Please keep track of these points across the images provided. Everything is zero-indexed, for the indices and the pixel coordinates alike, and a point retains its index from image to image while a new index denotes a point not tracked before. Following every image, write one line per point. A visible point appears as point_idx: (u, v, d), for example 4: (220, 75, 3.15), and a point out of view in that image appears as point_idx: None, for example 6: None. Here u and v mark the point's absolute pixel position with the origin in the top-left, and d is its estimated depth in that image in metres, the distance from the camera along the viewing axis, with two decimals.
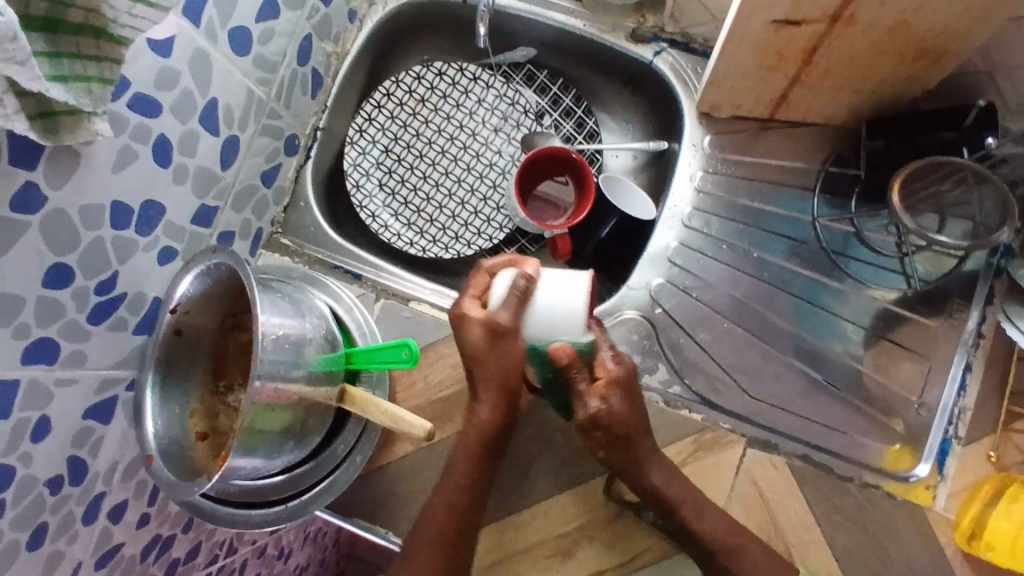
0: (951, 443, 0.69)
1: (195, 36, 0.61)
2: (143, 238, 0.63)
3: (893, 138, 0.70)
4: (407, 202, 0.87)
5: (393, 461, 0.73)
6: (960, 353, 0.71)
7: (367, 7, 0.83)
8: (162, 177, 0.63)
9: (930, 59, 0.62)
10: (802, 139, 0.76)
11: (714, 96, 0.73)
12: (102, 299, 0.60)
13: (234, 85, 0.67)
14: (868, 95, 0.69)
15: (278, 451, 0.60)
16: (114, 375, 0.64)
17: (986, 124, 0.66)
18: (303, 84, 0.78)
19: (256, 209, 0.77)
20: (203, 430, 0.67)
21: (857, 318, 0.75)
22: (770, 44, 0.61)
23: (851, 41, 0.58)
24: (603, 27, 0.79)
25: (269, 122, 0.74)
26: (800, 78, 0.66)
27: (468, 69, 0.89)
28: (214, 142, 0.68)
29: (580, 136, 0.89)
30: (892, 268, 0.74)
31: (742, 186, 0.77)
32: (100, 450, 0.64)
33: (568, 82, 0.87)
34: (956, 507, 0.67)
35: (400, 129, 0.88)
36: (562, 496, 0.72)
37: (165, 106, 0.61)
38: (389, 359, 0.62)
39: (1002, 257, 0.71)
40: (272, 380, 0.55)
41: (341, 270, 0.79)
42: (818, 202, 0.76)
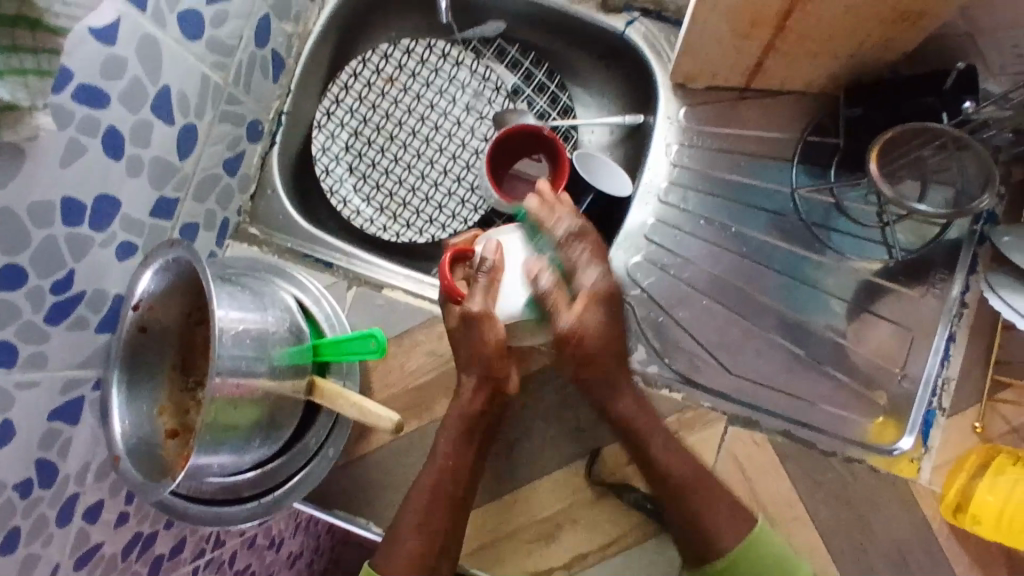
0: (935, 414, 0.69)
1: (141, 21, 0.59)
2: (100, 233, 0.61)
3: (872, 106, 0.68)
4: (379, 186, 0.85)
5: (372, 451, 0.72)
6: (944, 324, 0.70)
7: None
8: (116, 169, 0.61)
9: (909, 22, 0.59)
10: (780, 108, 0.74)
11: (687, 66, 0.71)
12: (60, 298, 0.59)
13: (187, 72, 0.65)
14: (845, 61, 0.66)
15: (247, 446, 0.59)
16: (79, 375, 0.63)
17: (966, 88, 0.64)
18: (263, 67, 0.75)
19: (221, 198, 0.75)
20: (174, 428, 0.65)
21: (840, 292, 0.73)
22: (741, 10, 0.58)
23: (826, 6, 0.56)
24: None
25: (229, 108, 0.72)
26: (774, 45, 0.63)
27: (437, 46, 0.86)
28: (170, 131, 0.65)
29: (554, 112, 0.86)
30: (873, 239, 0.72)
31: (720, 160, 0.75)
32: (69, 452, 0.63)
33: (540, 56, 0.85)
34: (941, 480, 0.67)
35: (369, 111, 0.85)
36: (543, 480, 0.71)
37: (114, 96, 0.58)
38: (359, 349, 0.60)
39: (985, 224, 0.70)
40: (233, 376, 0.53)
41: (312, 259, 0.78)
42: (797, 172, 0.73)
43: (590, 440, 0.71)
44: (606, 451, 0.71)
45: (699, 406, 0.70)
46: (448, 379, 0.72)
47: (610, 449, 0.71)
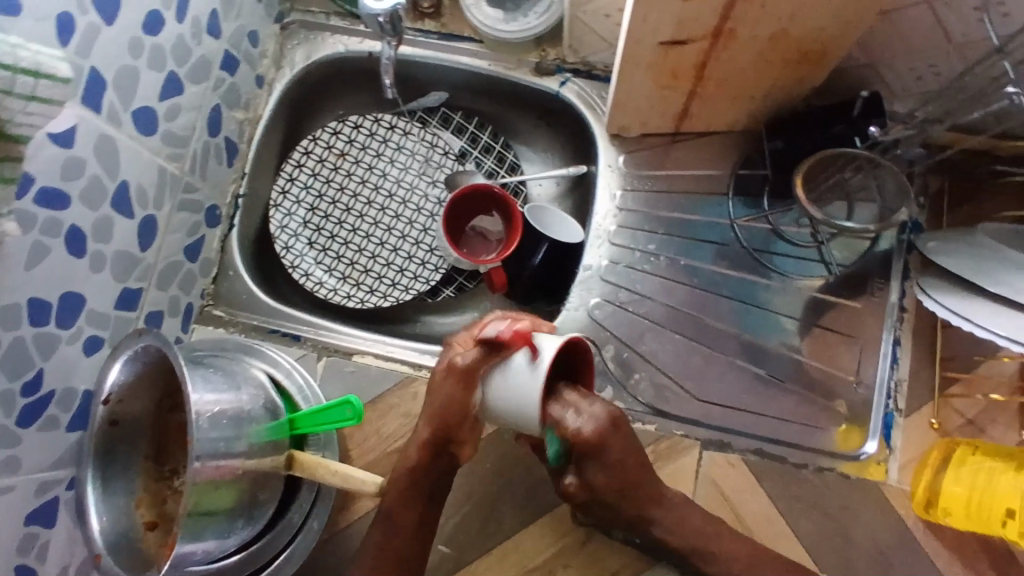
0: (894, 416, 0.73)
1: (98, 122, 0.61)
2: (66, 330, 0.62)
3: (792, 137, 0.73)
4: (339, 257, 0.87)
5: (357, 519, 0.71)
6: (888, 330, 0.74)
7: (275, 70, 0.83)
8: (79, 267, 0.62)
9: (813, 59, 0.65)
10: (712, 148, 0.79)
11: (621, 118, 0.76)
12: (30, 400, 0.59)
13: (144, 165, 0.67)
14: (762, 101, 0.72)
15: (231, 529, 0.58)
16: (51, 477, 0.62)
17: (873, 112, 0.69)
18: (217, 155, 0.77)
19: (183, 284, 0.75)
20: (152, 519, 0.65)
21: (790, 311, 0.77)
22: (664, 64, 0.64)
23: (735, 53, 0.63)
24: (508, 65, 0.82)
25: (187, 197, 0.74)
26: (696, 91, 0.69)
27: (384, 119, 0.90)
28: (130, 225, 0.66)
29: (502, 170, 0.90)
30: (811, 257, 0.77)
31: (662, 200, 0.79)
32: (46, 556, 0.62)
33: (483, 120, 0.89)
34: (909, 478, 0.71)
35: (323, 186, 0.88)
36: (533, 527, 0.72)
37: (74, 197, 0.60)
38: (333, 419, 0.61)
39: (911, 232, 0.75)
40: (213, 457, 0.54)
41: (279, 334, 0.78)
42: (734, 205, 0.78)
43: None
44: None
45: (673, 435, 0.73)
46: None
47: None
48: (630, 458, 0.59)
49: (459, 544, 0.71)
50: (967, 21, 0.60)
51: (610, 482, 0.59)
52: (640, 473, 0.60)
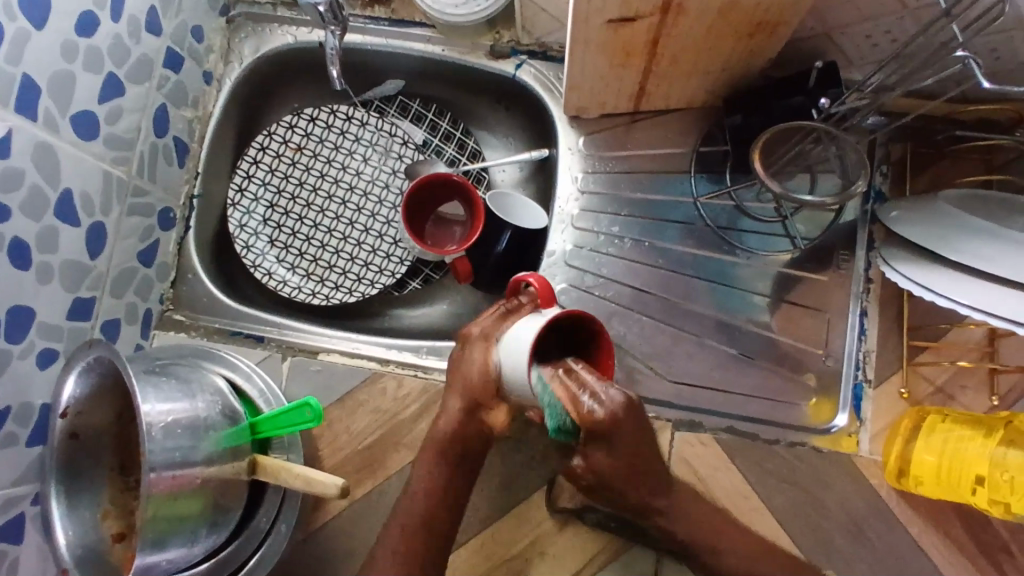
0: (863, 387, 0.73)
1: (34, 130, 0.59)
2: (16, 345, 0.60)
3: (749, 111, 0.72)
4: (302, 253, 0.85)
5: (331, 518, 0.71)
6: (854, 302, 0.74)
7: (223, 65, 0.81)
8: (25, 279, 0.60)
9: (766, 31, 0.64)
10: (672, 125, 0.78)
11: (578, 99, 0.74)
12: None
13: (87, 171, 0.65)
14: (719, 75, 0.71)
15: (196, 537, 0.57)
16: (14, 493, 0.61)
17: (828, 83, 0.68)
18: (166, 156, 0.75)
19: (140, 290, 0.74)
20: (121, 530, 0.64)
21: (756, 286, 0.76)
22: (615, 42, 0.63)
23: (686, 28, 0.61)
24: (462, 49, 0.80)
25: (136, 201, 0.72)
26: (651, 68, 0.68)
27: (340, 110, 0.88)
28: (76, 233, 0.65)
29: (464, 158, 0.88)
30: (776, 232, 0.76)
31: (623, 181, 0.78)
32: (16, 572, 0.61)
33: (442, 107, 0.87)
34: (881, 448, 0.71)
35: (282, 181, 0.86)
36: (508, 516, 0.71)
37: (15, 208, 0.58)
38: (294, 422, 0.60)
39: (874, 202, 0.75)
40: (169, 467, 0.53)
41: (242, 335, 0.77)
42: (697, 182, 0.77)
43: (545, 468, 0.72)
44: (562, 478, 0.72)
45: None
46: (398, 433, 0.73)
47: (566, 476, 0.72)
48: (640, 451, 0.49)
49: None
50: None
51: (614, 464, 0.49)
52: (648, 464, 0.51)
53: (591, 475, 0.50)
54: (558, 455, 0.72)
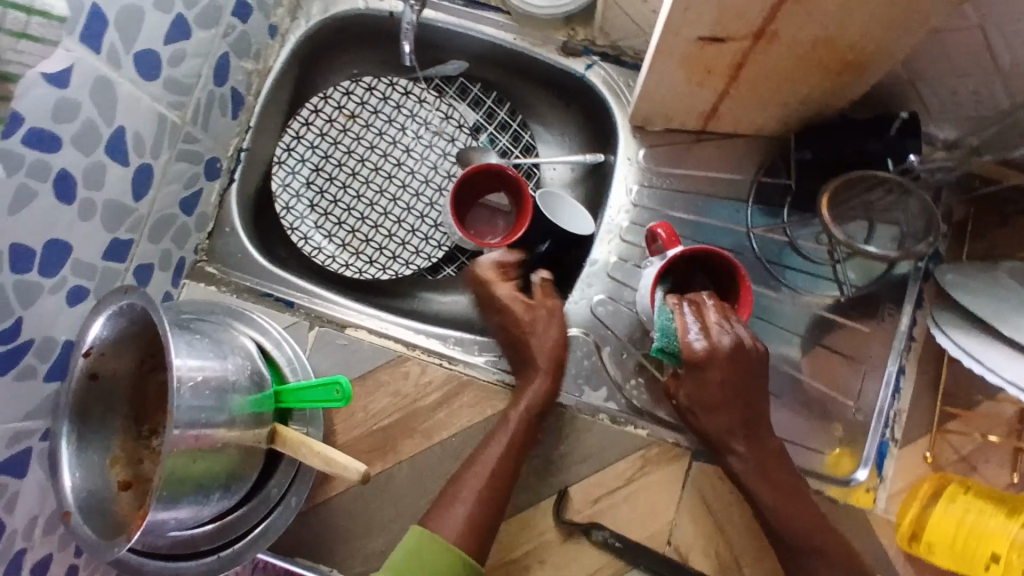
0: (889, 445, 0.71)
1: (95, 63, 0.57)
2: (49, 279, 0.59)
3: (820, 150, 0.70)
4: (341, 223, 0.84)
5: (336, 495, 0.70)
6: (893, 356, 0.72)
7: (289, 21, 0.80)
8: (66, 213, 0.59)
9: (854, 71, 0.62)
10: (736, 150, 0.76)
11: (646, 110, 0.72)
12: (6, 348, 0.57)
13: (142, 111, 0.63)
14: (796, 108, 0.69)
15: (206, 499, 0.56)
16: (25, 427, 0.61)
17: (909, 132, 0.66)
18: (221, 106, 0.74)
19: (177, 238, 0.73)
20: (126, 479, 0.63)
21: (795, 326, 0.75)
22: (697, 60, 0.61)
23: (776, 57, 0.59)
24: (534, 41, 0.78)
25: (186, 147, 0.70)
26: (729, 91, 0.66)
27: (399, 84, 0.86)
28: (124, 172, 0.63)
29: (516, 150, 0.86)
30: (825, 275, 0.75)
31: (677, 200, 0.76)
32: (16, 506, 0.61)
33: (502, 95, 0.85)
34: (896, 508, 0.70)
35: (331, 147, 0.84)
36: (513, 520, 0.71)
37: (66, 140, 0.56)
38: (321, 398, 0.59)
39: (930, 262, 0.73)
40: (194, 426, 0.52)
41: (272, 298, 0.76)
42: (752, 212, 0.76)
43: (557, 478, 0.71)
44: (574, 490, 0.71)
45: (664, 442, 0.72)
46: (414, 420, 0.72)
47: (577, 488, 0.71)
48: (742, 380, 0.63)
49: None
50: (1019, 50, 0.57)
51: (712, 392, 0.63)
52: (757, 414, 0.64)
53: (690, 399, 0.65)
54: (572, 466, 0.71)
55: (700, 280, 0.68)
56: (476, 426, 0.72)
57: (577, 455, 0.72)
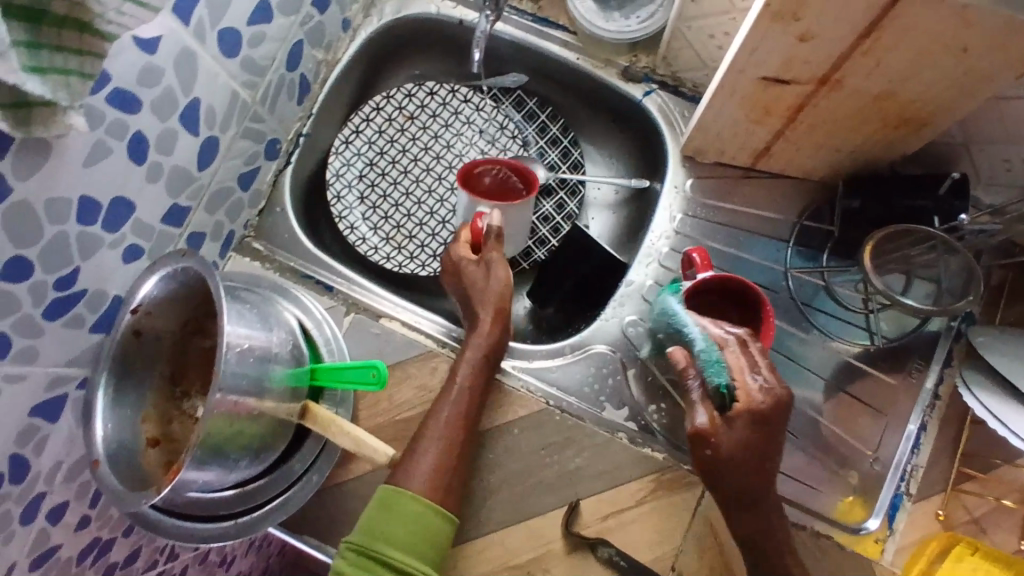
0: (902, 498, 0.72)
1: (183, 35, 0.59)
2: (110, 234, 0.61)
3: (869, 199, 0.71)
4: (387, 217, 0.86)
5: (351, 479, 0.71)
6: (916, 413, 0.73)
7: (362, 17, 0.82)
8: (135, 174, 0.60)
9: (910, 127, 0.63)
10: (782, 191, 0.77)
11: (700, 142, 0.74)
12: (61, 295, 0.58)
13: (218, 86, 0.65)
14: (848, 156, 0.70)
15: (235, 465, 0.58)
16: (65, 373, 0.62)
17: (958, 194, 0.68)
18: (289, 90, 0.76)
19: (230, 211, 0.75)
20: (155, 436, 0.65)
21: (822, 370, 0.76)
22: (758, 99, 0.63)
23: (836, 105, 0.61)
24: (596, 62, 0.80)
25: (252, 125, 0.73)
26: (784, 132, 0.67)
27: (459, 91, 0.88)
28: (193, 142, 0.65)
29: (564, 165, 0.88)
30: (856, 323, 0.76)
31: (719, 232, 0.78)
32: (44, 449, 0.62)
33: (556, 111, 0.87)
34: (903, 561, 0.70)
35: (386, 144, 0.87)
36: (522, 526, 0.71)
37: (146, 104, 0.58)
38: (354, 379, 0.61)
39: (963, 321, 0.74)
40: (233, 393, 0.53)
41: (313, 280, 0.78)
42: (792, 253, 0.77)
43: (570, 491, 0.72)
44: (585, 504, 0.72)
45: (680, 468, 0.72)
46: None
47: (589, 502, 0.72)
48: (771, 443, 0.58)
49: None
50: None
51: (740, 449, 0.57)
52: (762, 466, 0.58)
53: (726, 448, 0.57)
54: (586, 479, 0.72)
55: (733, 317, 0.69)
56: (498, 428, 0.74)
57: (593, 470, 0.72)
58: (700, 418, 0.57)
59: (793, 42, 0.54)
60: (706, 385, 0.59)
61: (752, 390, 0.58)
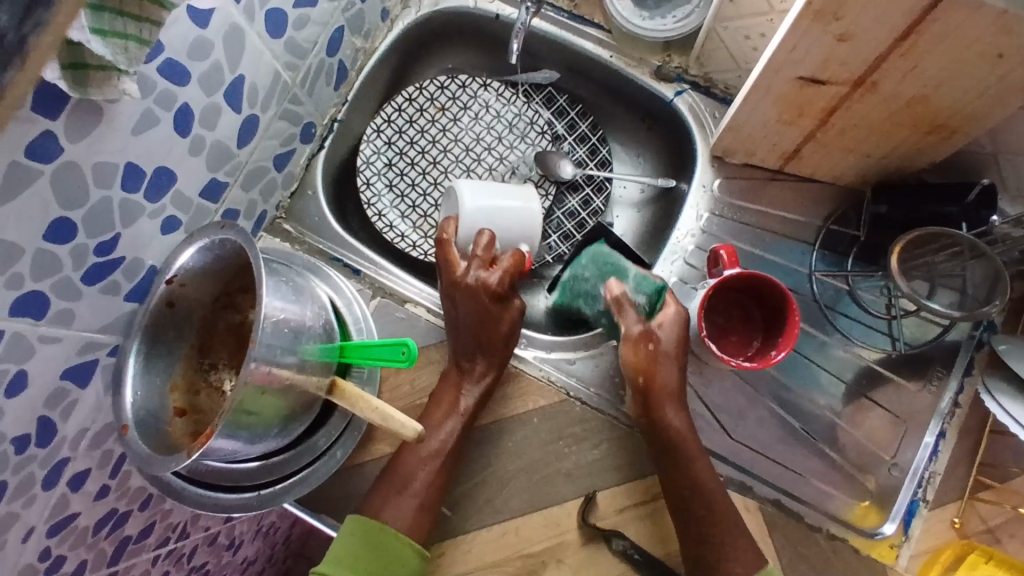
0: (919, 504, 0.72)
1: (233, 12, 0.60)
2: (151, 204, 0.62)
3: (896, 204, 0.73)
4: (415, 206, 0.87)
5: (370, 460, 0.72)
6: (935, 421, 0.74)
7: (401, 8, 0.83)
8: (179, 145, 0.62)
9: (943, 134, 0.64)
10: (809, 195, 0.78)
11: (730, 142, 0.75)
12: (100, 260, 0.59)
13: (262, 65, 0.67)
14: (877, 161, 0.71)
15: (262, 436, 0.59)
16: (97, 339, 0.62)
17: (986, 203, 0.68)
18: (327, 75, 0.78)
19: (264, 191, 0.76)
20: (182, 406, 0.66)
21: (841, 374, 0.76)
22: (792, 99, 0.64)
23: (870, 108, 0.62)
24: (629, 61, 0.81)
25: (290, 107, 0.74)
26: (815, 135, 0.68)
27: (491, 85, 0.89)
28: (235, 119, 0.67)
29: (591, 162, 0.89)
30: (880, 328, 0.76)
31: (745, 233, 0.79)
32: (71, 414, 0.61)
33: (586, 109, 0.89)
34: (918, 567, 0.71)
35: (417, 134, 0.88)
36: (538, 515, 0.71)
37: (194, 77, 0.59)
38: (384, 356, 0.61)
39: (985, 331, 0.74)
40: (267, 363, 0.54)
41: (341, 263, 0.79)
42: (816, 257, 0.78)
43: (587, 482, 0.72)
44: (601, 495, 0.72)
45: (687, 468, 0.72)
46: None
47: (606, 493, 0.72)
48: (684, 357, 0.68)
49: (462, 510, 0.72)
50: None
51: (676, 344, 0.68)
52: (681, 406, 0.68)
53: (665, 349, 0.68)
54: (604, 472, 0.72)
55: (755, 311, 0.70)
56: (518, 417, 0.74)
57: (611, 462, 0.73)
58: (632, 326, 0.69)
59: (833, 42, 0.54)
60: (641, 301, 0.72)
61: (671, 310, 0.68)
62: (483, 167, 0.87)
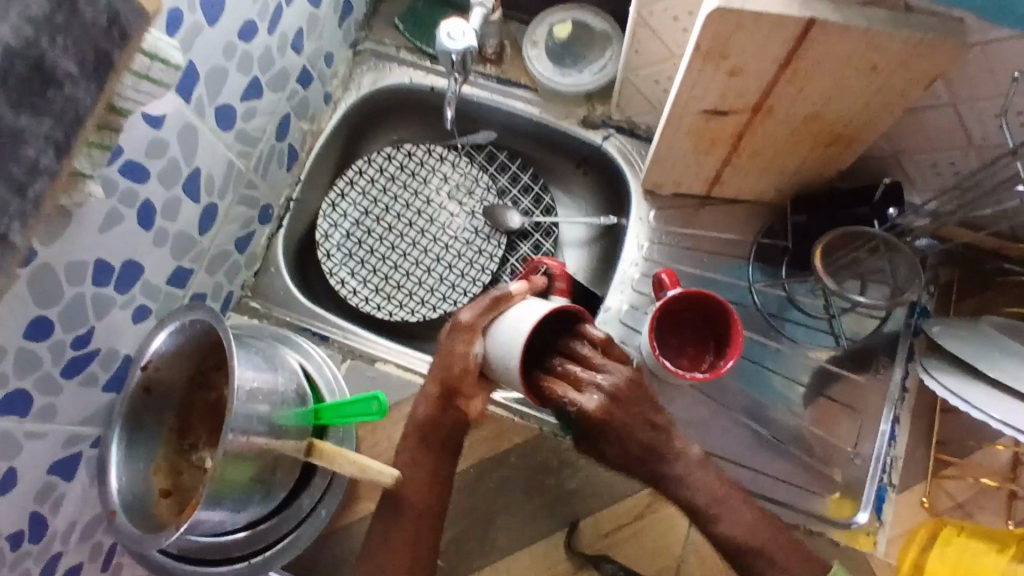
0: (886, 490, 0.76)
1: (185, 112, 0.65)
2: (121, 295, 0.65)
3: (815, 214, 0.78)
4: (375, 270, 0.91)
5: (356, 519, 0.74)
6: (888, 408, 0.78)
7: (342, 91, 0.90)
8: (144, 239, 0.66)
9: (842, 143, 0.71)
10: (738, 215, 0.84)
11: (657, 176, 0.81)
12: (78, 353, 0.61)
13: (216, 156, 0.72)
14: (791, 176, 0.77)
15: (246, 502, 0.61)
16: (80, 431, 0.64)
17: (891, 199, 0.75)
18: (279, 159, 0.83)
19: (228, 273, 0.80)
20: (167, 487, 0.68)
21: (795, 376, 0.80)
22: (704, 130, 0.70)
23: (772, 130, 0.68)
24: (558, 114, 0.88)
25: (247, 192, 0.79)
26: (731, 159, 0.75)
27: (436, 150, 0.95)
28: (194, 209, 0.71)
29: (537, 211, 0.94)
30: (822, 328, 0.81)
31: (685, 256, 0.84)
32: (60, 507, 0.63)
33: (526, 162, 0.95)
34: (895, 551, 0.74)
35: (370, 204, 0.93)
36: (526, 550, 0.74)
37: (153, 174, 0.64)
38: (357, 412, 0.63)
39: (920, 317, 0.79)
40: (243, 432, 0.57)
41: (309, 332, 0.82)
42: (753, 269, 0.83)
43: (569, 511, 0.75)
44: (584, 523, 0.74)
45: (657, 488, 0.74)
46: None
47: (588, 521, 0.74)
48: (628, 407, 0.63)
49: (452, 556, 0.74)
50: (988, 125, 0.65)
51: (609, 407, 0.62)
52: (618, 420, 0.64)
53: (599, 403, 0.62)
54: (585, 500, 0.75)
55: (705, 330, 0.74)
56: (495, 458, 0.76)
57: (591, 490, 0.75)
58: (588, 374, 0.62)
59: (725, 77, 0.61)
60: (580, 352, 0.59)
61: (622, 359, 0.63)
62: (436, 225, 0.93)
